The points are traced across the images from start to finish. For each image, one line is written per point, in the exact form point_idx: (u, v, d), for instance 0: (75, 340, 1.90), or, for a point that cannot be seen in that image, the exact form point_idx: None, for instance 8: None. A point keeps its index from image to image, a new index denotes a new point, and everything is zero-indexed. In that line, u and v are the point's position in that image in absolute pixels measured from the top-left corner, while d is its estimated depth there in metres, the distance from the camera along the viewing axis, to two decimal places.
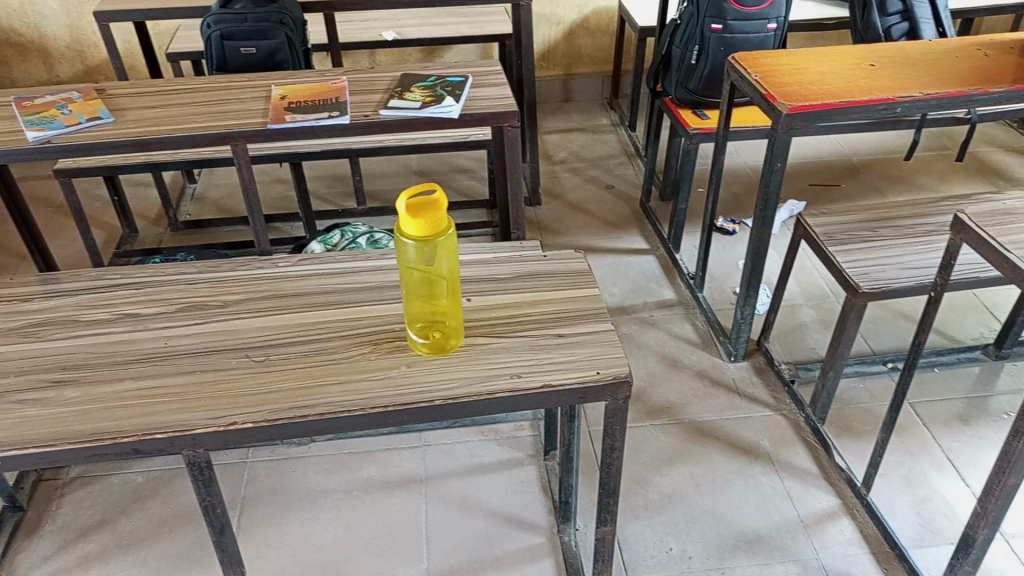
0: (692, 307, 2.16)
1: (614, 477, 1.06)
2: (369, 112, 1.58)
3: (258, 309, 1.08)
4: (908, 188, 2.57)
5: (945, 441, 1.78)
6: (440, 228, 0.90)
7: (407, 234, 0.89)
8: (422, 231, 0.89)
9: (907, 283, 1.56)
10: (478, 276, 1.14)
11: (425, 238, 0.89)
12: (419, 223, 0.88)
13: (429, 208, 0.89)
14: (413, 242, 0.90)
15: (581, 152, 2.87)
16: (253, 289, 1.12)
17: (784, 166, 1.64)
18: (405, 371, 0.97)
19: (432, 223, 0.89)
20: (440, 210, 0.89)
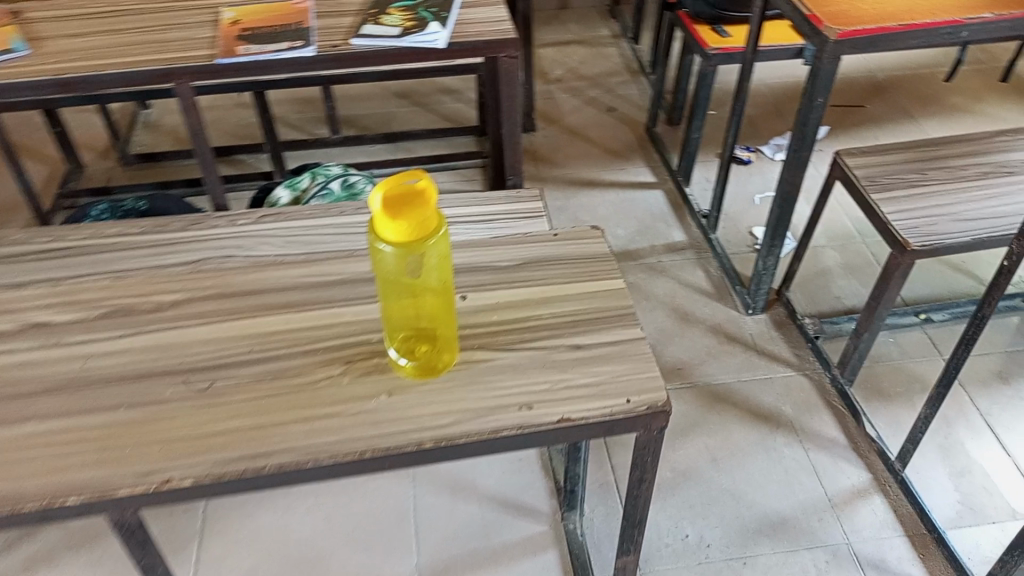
0: (704, 250, 1.96)
1: (642, 509, 0.88)
2: (339, 40, 1.32)
3: (201, 313, 0.87)
4: (940, 109, 2.34)
5: (984, 404, 1.62)
6: (430, 230, 0.68)
7: (386, 240, 0.68)
8: (408, 236, 0.67)
9: (962, 240, 1.37)
10: (473, 264, 0.92)
11: (409, 245, 0.68)
12: (401, 226, 0.67)
13: (414, 206, 0.67)
14: (392, 251, 0.69)
15: (579, 69, 2.59)
16: (196, 285, 0.91)
17: (826, 101, 1.41)
18: (388, 401, 0.77)
19: (421, 224, 0.67)
20: (430, 206, 0.68)
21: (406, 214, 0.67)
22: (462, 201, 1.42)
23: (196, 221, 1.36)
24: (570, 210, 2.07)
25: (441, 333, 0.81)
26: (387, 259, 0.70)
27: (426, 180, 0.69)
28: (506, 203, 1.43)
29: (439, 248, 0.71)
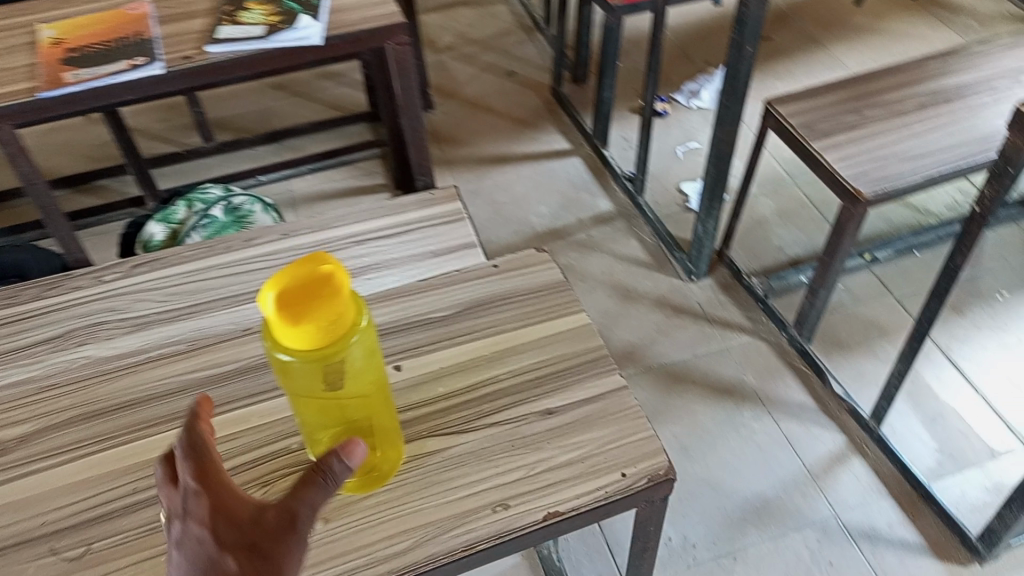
0: (634, 217, 1.83)
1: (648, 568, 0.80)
2: (191, 49, 1.10)
3: (66, 445, 0.75)
4: (846, 31, 2.27)
5: (943, 340, 1.56)
6: (345, 326, 0.56)
7: (290, 349, 0.55)
8: (316, 339, 0.55)
9: (915, 181, 1.27)
10: (409, 322, 0.81)
11: (325, 348, 0.55)
12: (306, 330, 0.54)
13: (320, 300, 0.54)
14: (306, 359, 0.56)
15: (468, 32, 2.40)
16: (52, 408, 0.79)
17: (754, 49, 1.28)
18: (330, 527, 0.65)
19: (333, 321, 0.55)
20: (340, 294, 0.55)
21: (312, 313, 0.54)
22: (370, 213, 1.23)
23: (53, 284, 1.12)
24: (486, 192, 1.91)
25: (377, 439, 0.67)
26: (297, 372, 0.57)
27: (329, 260, 0.57)
28: (420, 209, 1.24)
29: (363, 344, 0.59)
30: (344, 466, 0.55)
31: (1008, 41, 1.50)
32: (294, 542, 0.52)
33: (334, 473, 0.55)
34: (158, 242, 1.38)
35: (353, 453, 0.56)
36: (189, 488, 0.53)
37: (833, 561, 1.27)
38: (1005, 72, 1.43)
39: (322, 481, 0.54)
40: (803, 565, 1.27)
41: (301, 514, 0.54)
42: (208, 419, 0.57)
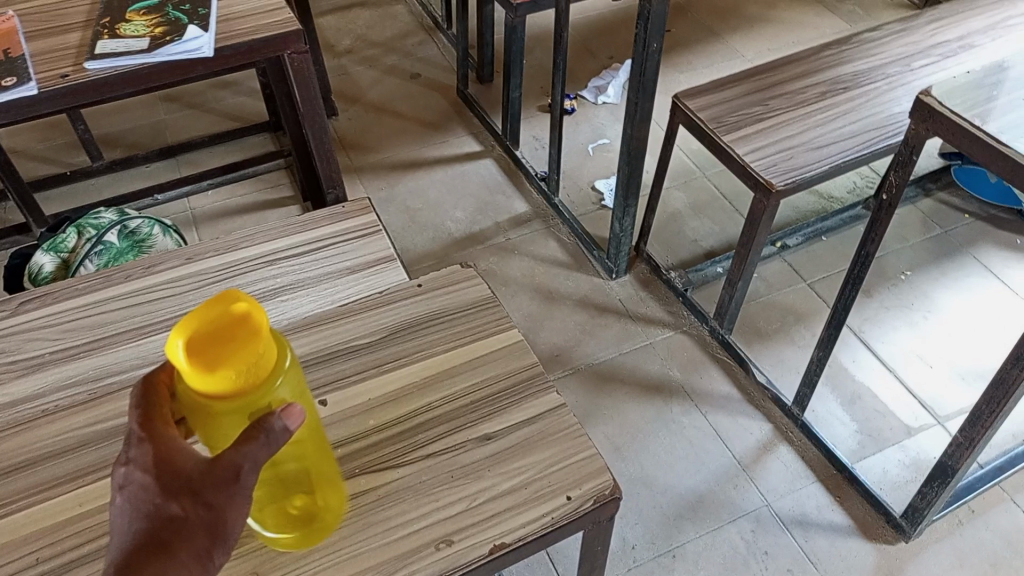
0: (551, 217, 1.81)
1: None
2: (69, 66, 1.02)
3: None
4: (742, 23, 2.33)
5: (855, 322, 1.62)
6: (269, 368, 0.52)
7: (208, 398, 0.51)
8: (240, 384, 0.50)
9: (821, 169, 1.30)
10: (336, 351, 0.79)
11: (248, 397, 0.51)
12: (229, 377, 0.50)
13: (239, 345, 0.50)
14: (227, 411, 0.52)
15: (368, 35, 2.34)
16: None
17: (661, 46, 1.28)
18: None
19: (255, 363, 0.51)
20: (260, 335, 0.51)
21: (231, 360, 0.50)
22: (280, 231, 1.17)
23: None
24: (398, 199, 1.86)
25: (322, 486, 0.65)
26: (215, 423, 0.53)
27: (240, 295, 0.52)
28: (332, 223, 1.18)
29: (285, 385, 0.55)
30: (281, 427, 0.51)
31: (896, 28, 1.55)
32: (241, 492, 0.53)
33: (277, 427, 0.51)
34: (46, 274, 1.28)
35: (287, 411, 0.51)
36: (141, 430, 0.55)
37: (768, 549, 1.29)
38: (896, 59, 1.48)
39: (257, 440, 0.51)
40: (740, 557, 1.28)
41: (250, 469, 0.53)
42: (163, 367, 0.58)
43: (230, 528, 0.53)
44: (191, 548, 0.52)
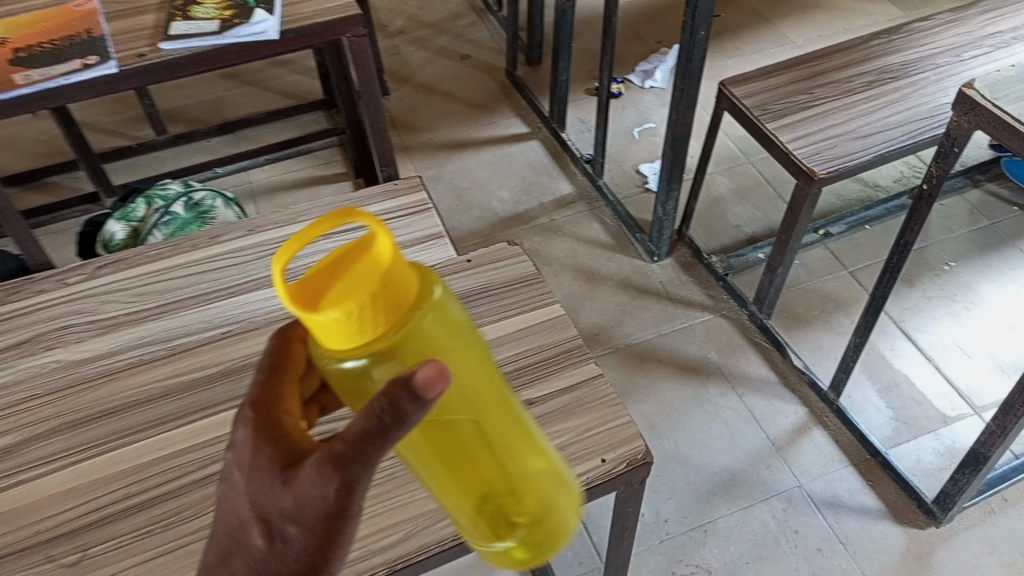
0: (595, 200, 1.85)
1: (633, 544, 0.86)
2: (144, 46, 1.08)
3: (42, 458, 0.76)
4: (792, 8, 2.32)
5: (895, 311, 1.62)
6: (403, 298, 0.46)
7: (333, 340, 0.45)
8: (365, 319, 0.44)
9: (865, 159, 1.32)
10: None
11: (384, 333, 0.45)
12: (348, 309, 0.43)
13: (355, 271, 0.44)
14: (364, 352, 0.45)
15: (420, 16, 2.39)
16: (32, 420, 0.80)
17: (708, 33, 1.30)
18: None
19: (385, 293, 0.44)
20: (383, 258, 0.44)
21: (347, 288, 0.43)
22: (335, 206, 1.23)
23: (14, 289, 1.10)
24: (446, 178, 1.91)
25: (551, 500, 0.61)
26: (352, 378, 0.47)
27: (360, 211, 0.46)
28: (384, 200, 1.23)
29: (437, 327, 0.49)
30: (405, 407, 0.39)
31: (948, 17, 1.55)
32: (339, 523, 0.47)
33: (393, 412, 0.40)
34: (117, 241, 1.35)
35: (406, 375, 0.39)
36: (247, 413, 0.51)
37: (799, 529, 1.32)
38: (946, 50, 1.48)
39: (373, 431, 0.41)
40: (770, 535, 1.32)
41: (341, 496, 0.45)
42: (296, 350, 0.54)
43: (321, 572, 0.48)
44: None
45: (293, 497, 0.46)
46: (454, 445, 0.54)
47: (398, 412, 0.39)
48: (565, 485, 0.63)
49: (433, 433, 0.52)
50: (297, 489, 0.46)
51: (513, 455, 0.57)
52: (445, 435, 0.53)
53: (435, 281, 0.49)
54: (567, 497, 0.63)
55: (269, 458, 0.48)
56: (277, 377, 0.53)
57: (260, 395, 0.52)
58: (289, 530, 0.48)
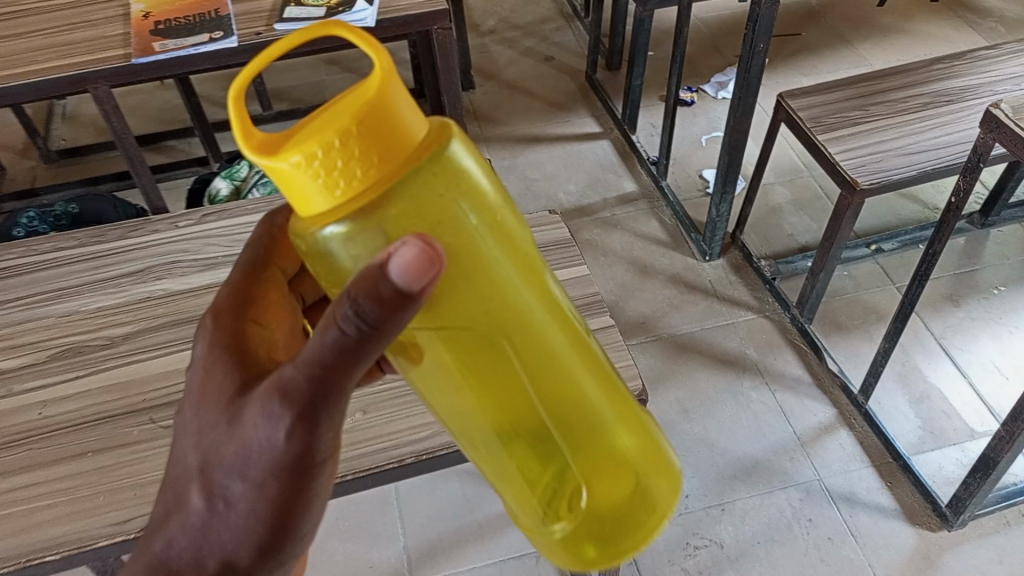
0: (656, 199, 1.95)
1: None
2: (262, 26, 1.26)
3: (154, 345, 0.93)
4: (874, 31, 2.36)
5: (937, 328, 1.67)
6: (383, 151, 0.46)
7: (309, 193, 0.46)
8: (334, 167, 0.45)
9: (909, 174, 1.38)
10: None
11: (358, 180, 0.45)
12: (307, 151, 0.44)
13: (327, 113, 0.45)
14: (340, 207, 0.46)
15: (511, 17, 2.53)
16: (147, 316, 0.98)
17: (766, 46, 1.40)
18: (364, 419, 0.82)
19: (363, 136, 0.44)
20: (367, 92, 0.44)
21: (316, 126, 0.44)
22: None
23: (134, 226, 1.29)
24: (518, 169, 2.04)
25: (618, 480, 0.61)
26: (337, 246, 0.48)
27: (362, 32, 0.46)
28: None
29: (440, 188, 0.49)
30: (389, 288, 0.42)
31: (1015, 47, 1.58)
32: (291, 462, 0.51)
33: (362, 316, 0.43)
34: (223, 196, 1.55)
35: (388, 257, 0.42)
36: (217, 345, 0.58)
37: (813, 518, 1.40)
38: (1008, 77, 1.52)
39: (342, 325, 0.44)
40: (784, 520, 1.40)
41: (293, 432, 0.49)
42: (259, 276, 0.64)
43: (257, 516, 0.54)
44: (213, 526, 0.54)
45: (237, 433, 0.52)
46: (495, 380, 0.55)
47: (374, 310, 0.43)
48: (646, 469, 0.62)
49: (471, 354, 0.54)
50: (242, 426, 0.52)
51: (559, 412, 0.57)
52: (484, 353, 0.54)
53: (449, 136, 0.49)
54: (659, 466, 0.63)
55: (219, 388, 0.55)
56: (249, 280, 0.64)
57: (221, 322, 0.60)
58: (235, 478, 0.53)
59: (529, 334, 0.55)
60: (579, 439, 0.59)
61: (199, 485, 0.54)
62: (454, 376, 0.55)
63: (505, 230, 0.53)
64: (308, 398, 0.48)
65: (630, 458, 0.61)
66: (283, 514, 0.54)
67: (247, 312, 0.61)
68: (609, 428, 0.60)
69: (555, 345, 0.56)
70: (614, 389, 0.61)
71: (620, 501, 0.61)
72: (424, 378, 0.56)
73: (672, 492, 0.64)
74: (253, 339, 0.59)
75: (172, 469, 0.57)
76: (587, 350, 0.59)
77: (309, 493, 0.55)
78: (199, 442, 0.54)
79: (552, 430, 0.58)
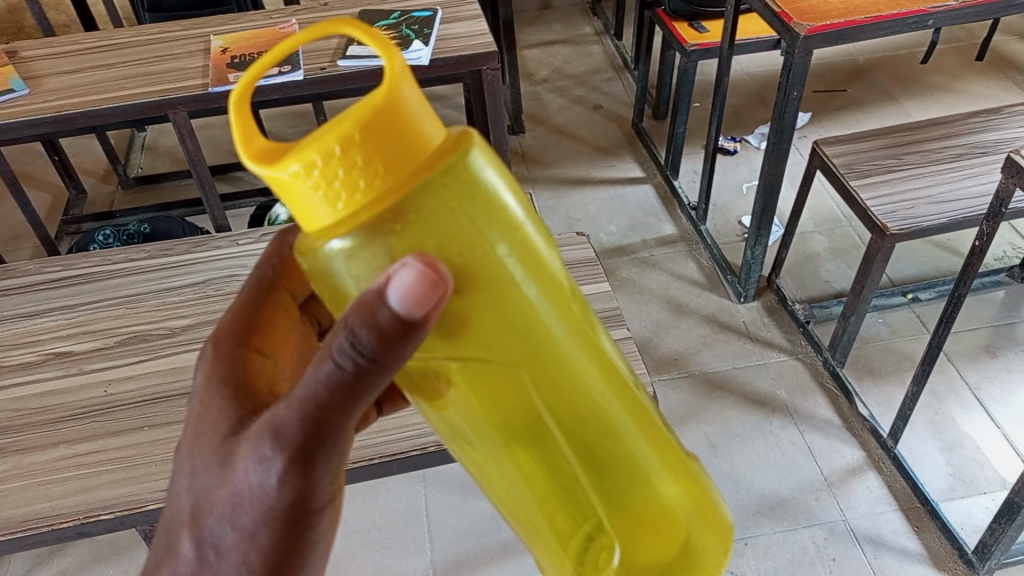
0: (694, 242, 2.00)
1: None
2: (326, 63, 1.38)
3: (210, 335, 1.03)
4: (920, 89, 2.40)
5: (972, 378, 1.66)
6: (385, 165, 0.44)
7: (311, 205, 0.45)
8: (336, 175, 0.43)
9: (940, 221, 1.41)
10: None
11: (359, 194, 0.44)
12: (305, 159, 0.42)
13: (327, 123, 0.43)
14: (341, 223, 0.45)
15: (564, 68, 2.65)
16: (205, 311, 1.08)
17: (801, 94, 1.46)
18: None
19: (368, 142, 0.43)
20: (371, 99, 0.43)
21: (313, 137, 0.43)
22: None
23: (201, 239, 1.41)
24: (562, 209, 2.12)
25: (647, 536, 0.60)
26: (342, 262, 0.47)
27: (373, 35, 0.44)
28: None
29: (451, 204, 0.46)
30: (386, 313, 0.44)
31: None
32: (283, 507, 0.54)
33: (358, 350, 0.45)
34: (282, 219, 1.66)
35: (388, 281, 0.44)
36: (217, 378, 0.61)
37: (836, 557, 1.40)
38: None
39: (336, 360, 0.46)
40: (807, 558, 1.41)
41: (284, 478, 0.52)
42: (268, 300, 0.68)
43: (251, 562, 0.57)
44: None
45: (227, 475, 0.55)
46: (516, 415, 0.54)
47: (370, 338, 0.45)
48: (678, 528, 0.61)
49: (497, 389, 0.52)
50: (232, 469, 0.55)
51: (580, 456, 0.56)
52: (512, 389, 0.52)
53: (467, 146, 0.47)
54: (709, 518, 0.63)
55: (212, 430, 0.59)
56: (258, 304, 0.67)
57: (222, 355, 0.63)
58: (224, 526, 0.57)
59: (557, 370, 0.53)
60: (614, 485, 0.57)
61: (192, 530, 0.58)
62: (473, 409, 0.53)
63: (533, 256, 0.51)
64: (299, 439, 0.51)
65: (675, 509, 0.60)
66: (276, 555, 0.57)
67: (250, 339, 0.65)
68: (649, 472, 0.58)
69: (589, 381, 0.55)
70: (650, 430, 0.59)
71: (665, 553, 0.61)
72: (444, 412, 0.54)
73: (722, 552, 0.64)
74: (252, 370, 0.63)
75: (167, 516, 0.61)
76: (621, 387, 0.57)
77: (301, 536, 0.58)
78: (192, 488, 0.58)
79: (580, 474, 0.56)
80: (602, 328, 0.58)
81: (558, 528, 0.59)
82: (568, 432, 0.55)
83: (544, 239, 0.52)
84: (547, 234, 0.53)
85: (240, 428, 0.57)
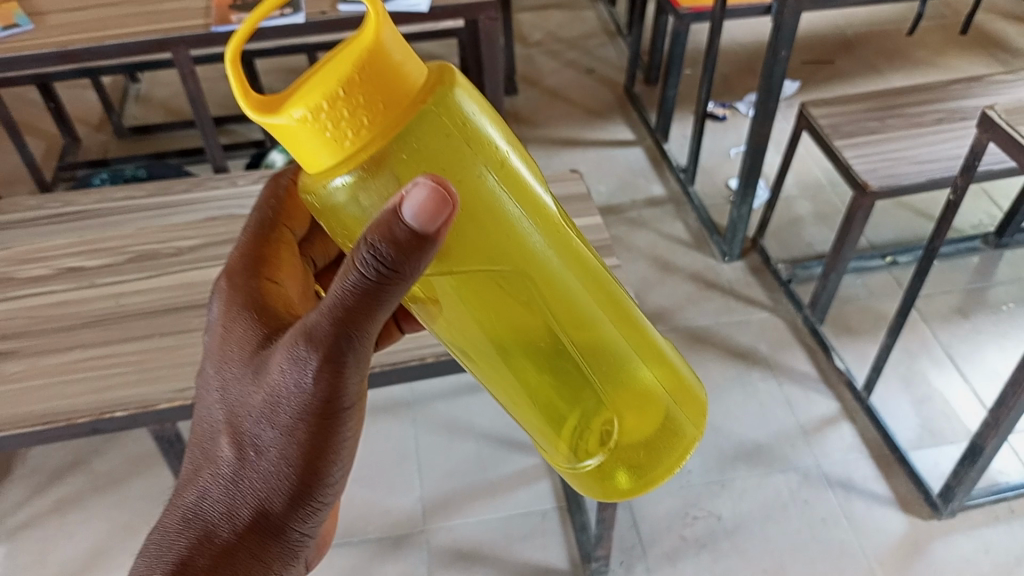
0: (682, 203, 2.05)
1: None
2: (328, 7, 1.40)
3: (217, 255, 1.06)
4: (905, 63, 2.45)
5: (944, 338, 1.72)
6: (383, 105, 0.49)
7: (318, 150, 0.49)
8: (340, 117, 0.48)
9: (918, 181, 1.46)
10: None
11: (363, 136, 0.49)
12: (310, 105, 0.47)
13: (320, 73, 0.47)
14: (346, 164, 0.50)
15: (558, 32, 2.67)
16: (210, 232, 1.11)
17: (789, 54, 1.50)
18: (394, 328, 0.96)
19: (365, 84, 0.47)
20: (360, 44, 0.47)
21: (311, 88, 0.47)
22: None
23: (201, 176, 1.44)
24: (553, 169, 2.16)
25: (638, 425, 0.65)
26: (348, 196, 0.52)
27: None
28: None
29: (441, 132, 0.52)
30: (402, 228, 0.47)
31: None
32: (317, 409, 0.58)
33: (382, 263, 0.48)
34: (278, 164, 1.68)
35: (403, 200, 0.46)
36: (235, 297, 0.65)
37: (808, 500, 1.47)
38: None
39: (359, 270, 0.49)
40: (780, 500, 1.47)
41: (318, 378, 0.56)
42: (280, 237, 0.73)
43: (287, 462, 0.60)
44: (250, 481, 0.62)
45: (265, 380, 0.59)
46: (508, 319, 0.60)
47: (389, 250, 0.48)
48: (670, 416, 0.66)
49: (487, 295, 0.58)
50: (268, 374, 0.59)
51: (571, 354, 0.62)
52: (498, 296, 0.58)
53: (449, 80, 0.52)
54: (685, 397, 0.68)
55: (240, 344, 0.63)
56: (264, 234, 0.72)
57: (236, 285, 0.67)
58: (267, 428, 0.60)
59: (545, 275, 0.59)
60: (599, 377, 0.62)
61: (232, 436, 0.62)
62: (469, 316, 0.60)
63: (516, 178, 0.56)
64: (331, 341, 0.54)
65: (656, 393, 0.65)
66: (309, 454, 0.60)
67: (262, 272, 0.69)
68: (630, 362, 0.63)
69: (568, 285, 0.60)
70: (631, 322, 0.64)
71: (651, 432, 0.66)
72: (444, 318, 0.61)
73: (699, 421, 0.69)
74: (269, 296, 0.66)
75: (200, 427, 0.65)
76: (603, 293, 0.63)
77: (332, 435, 0.61)
78: (227, 400, 0.63)
79: (574, 369, 0.62)
80: (583, 240, 0.64)
81: (550, 421, 0.66)
82: (554, 334, 0.61)
83: (527, 166, 0.58)
84: (532, 168, 0.59)
85: (271, 341, 0.61)
